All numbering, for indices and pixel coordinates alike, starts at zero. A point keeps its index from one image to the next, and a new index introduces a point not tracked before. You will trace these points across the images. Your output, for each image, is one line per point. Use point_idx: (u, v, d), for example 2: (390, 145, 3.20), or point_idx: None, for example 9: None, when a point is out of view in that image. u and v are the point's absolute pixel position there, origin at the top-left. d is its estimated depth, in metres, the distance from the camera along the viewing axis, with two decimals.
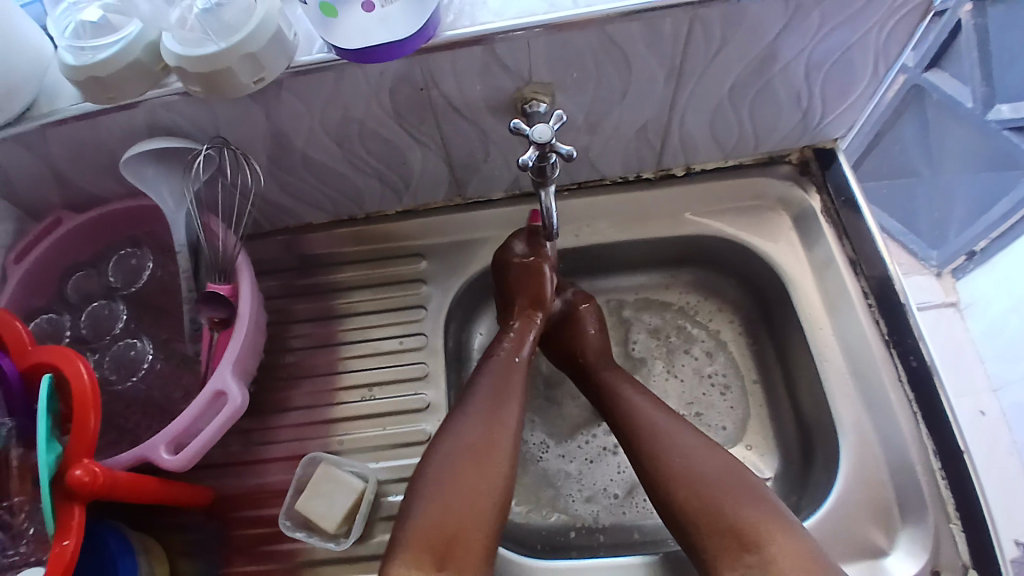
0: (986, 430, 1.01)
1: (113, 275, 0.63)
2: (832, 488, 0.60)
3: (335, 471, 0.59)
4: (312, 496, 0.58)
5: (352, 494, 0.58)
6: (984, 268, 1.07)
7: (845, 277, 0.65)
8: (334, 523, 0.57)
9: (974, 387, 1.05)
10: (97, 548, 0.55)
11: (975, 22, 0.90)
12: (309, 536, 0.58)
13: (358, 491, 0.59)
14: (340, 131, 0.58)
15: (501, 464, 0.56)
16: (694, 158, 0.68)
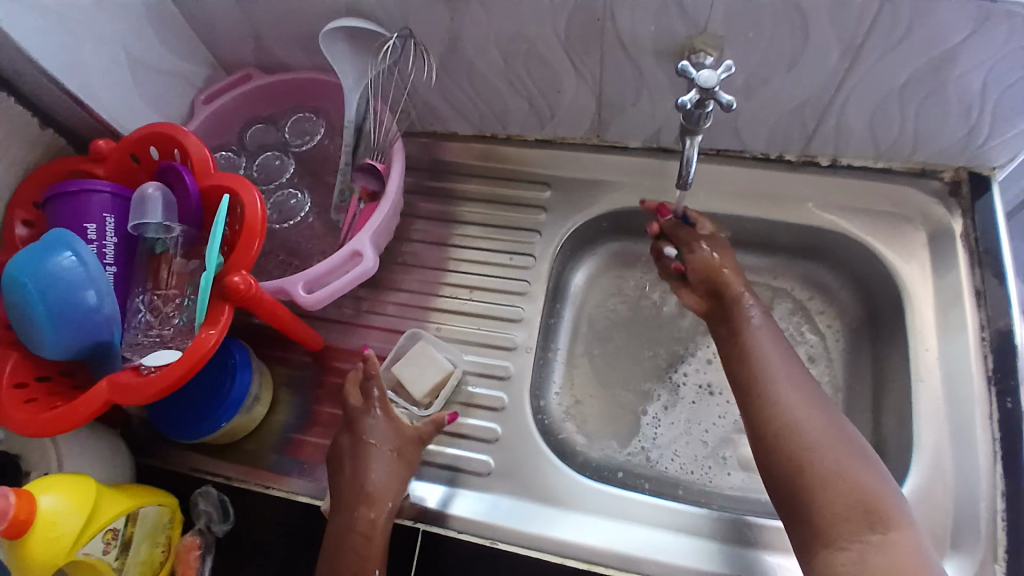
0: None
1: (289, 131, 0.71)
2: None
3: (431, 350, 0.66)
4: (407, 364, 0.65)
5: (441, 373, 0.65)
6: None
7: (968, 314, 0.63)
8: (420, 392, 0.64)
9: None
10: (221, 356, 0.64)
11: None
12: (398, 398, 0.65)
13: (446, 371, 0.65)
14: (510, 47, 0.62)
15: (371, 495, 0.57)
16: (843, 150, 0.67)
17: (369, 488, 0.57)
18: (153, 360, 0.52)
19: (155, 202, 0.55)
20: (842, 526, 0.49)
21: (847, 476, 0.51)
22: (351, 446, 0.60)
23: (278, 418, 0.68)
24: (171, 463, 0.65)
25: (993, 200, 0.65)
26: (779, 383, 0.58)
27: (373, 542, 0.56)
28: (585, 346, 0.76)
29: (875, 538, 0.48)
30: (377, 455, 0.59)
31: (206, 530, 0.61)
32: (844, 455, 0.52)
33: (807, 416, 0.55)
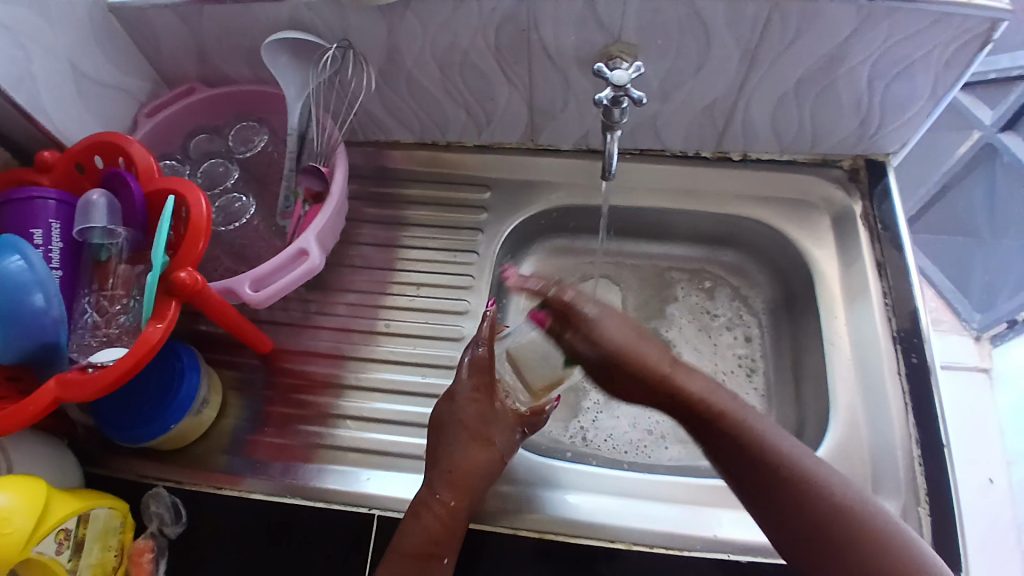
0: (994, 497, 1.14)
1: (232, 139, 0.73)
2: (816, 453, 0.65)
3: (552, 352, 0.68)
4: (528, 355, 0.68)
5: (557, 375, 0.69)
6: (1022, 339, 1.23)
7: (869, 275, 0.70)
8: (536, 386, 0.68)
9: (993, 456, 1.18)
10: (169, 359, 0.65)
11: None
12: (507, 376, 0.68)
13: (562, 375, 0.69)
14: (446, 57, 0.66)
15: (472, 487, 0.59)
16: (752, 146, 0.74)
17: (456, 475, 0.59)
18: (101, 357, 0.53)
19: (99, 208, 0.57)
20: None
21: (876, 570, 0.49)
22: (445, 418, 0.62)
23: (228, 421, 0.69)
24: (118, 472, 0.65)
25: (889, 186, 0.73)
26: (812, 463, 0.53)
27: (443, 534, 0.56)
28: None
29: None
30: (464, 442, 0.60)
31: (159, 533, 0.61)
32: (883, 533, 0.50)
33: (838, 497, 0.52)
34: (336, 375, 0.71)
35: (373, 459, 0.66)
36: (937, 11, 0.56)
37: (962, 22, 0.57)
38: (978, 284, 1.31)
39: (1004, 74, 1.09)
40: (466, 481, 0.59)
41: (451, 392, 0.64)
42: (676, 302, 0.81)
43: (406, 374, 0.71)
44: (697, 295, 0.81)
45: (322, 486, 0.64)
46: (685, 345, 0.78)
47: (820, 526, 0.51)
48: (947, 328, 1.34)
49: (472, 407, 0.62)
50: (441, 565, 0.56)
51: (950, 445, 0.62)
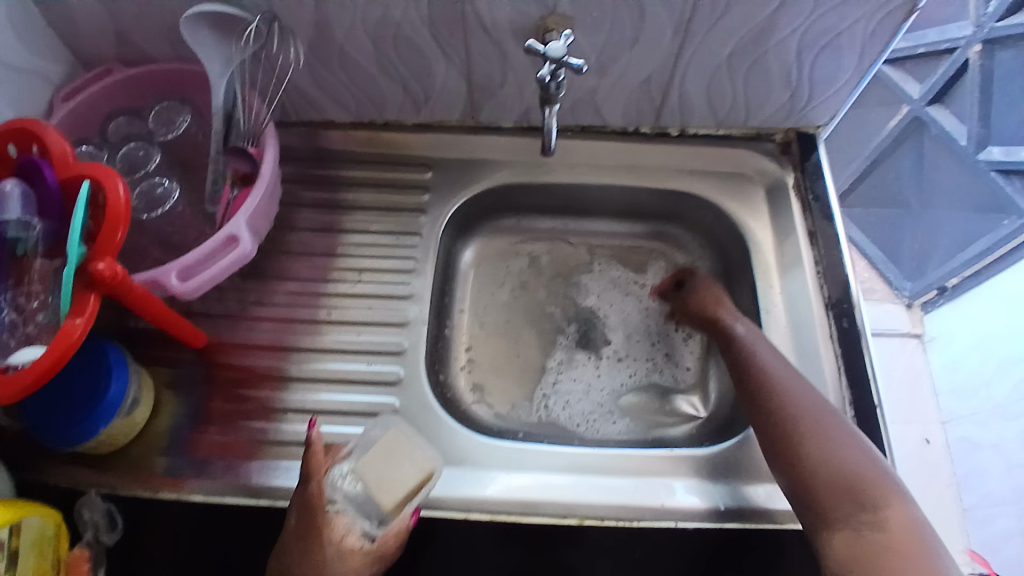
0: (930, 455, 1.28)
1: (153, 121, 0.69)
2: None
3: (406, 441, 0.59)
4: (377, 463, 0.57)
5: (420, 472, 0.57)
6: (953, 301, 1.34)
7: (802, 245, 0.72)
8: (391, 500, 0.56)
9: (928, 418, 1.32)
10: (94, 358, 0.61)
11: (982, 63, 1.07)
12: (355, 501, 0.56)
13: (426, 470, 0.58)
14: (378, 31, 0.64)
15: None
16: (689, 120, 0.75)
17: None
18: (19, 357, 0.50)
19: (13, 197, 0.55)
20: (841, 517, 0.53)
21: (870, 502, 0.53)
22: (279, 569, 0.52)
23: (163, 421, 0.66)
24: (50, 480, 0.61)
25: (819, 156, 0.76)
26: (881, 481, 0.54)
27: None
28: (478, 321, 0.79)
29: (872, 528, 0.52)
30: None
31: (96, 542, 0.58)
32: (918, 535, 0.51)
33: (850, 461, 0.55)
34: (277, 366, 0.69)
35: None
36: None
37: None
38: (909, 254, 1.40)
39: (932, 48, 1.13)
40: None
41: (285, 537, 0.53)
42: (590, 273, 0.82)
43: (349, 360, 0.69)
44: (622, 270, 0.82)
45: (270, 483, 0.63)
46: (615, 312, 0.80)
47: (835, 448, 0.56)
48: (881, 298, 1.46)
49: (309, 551, 0.52)
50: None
51: (878, 391, 0.65)
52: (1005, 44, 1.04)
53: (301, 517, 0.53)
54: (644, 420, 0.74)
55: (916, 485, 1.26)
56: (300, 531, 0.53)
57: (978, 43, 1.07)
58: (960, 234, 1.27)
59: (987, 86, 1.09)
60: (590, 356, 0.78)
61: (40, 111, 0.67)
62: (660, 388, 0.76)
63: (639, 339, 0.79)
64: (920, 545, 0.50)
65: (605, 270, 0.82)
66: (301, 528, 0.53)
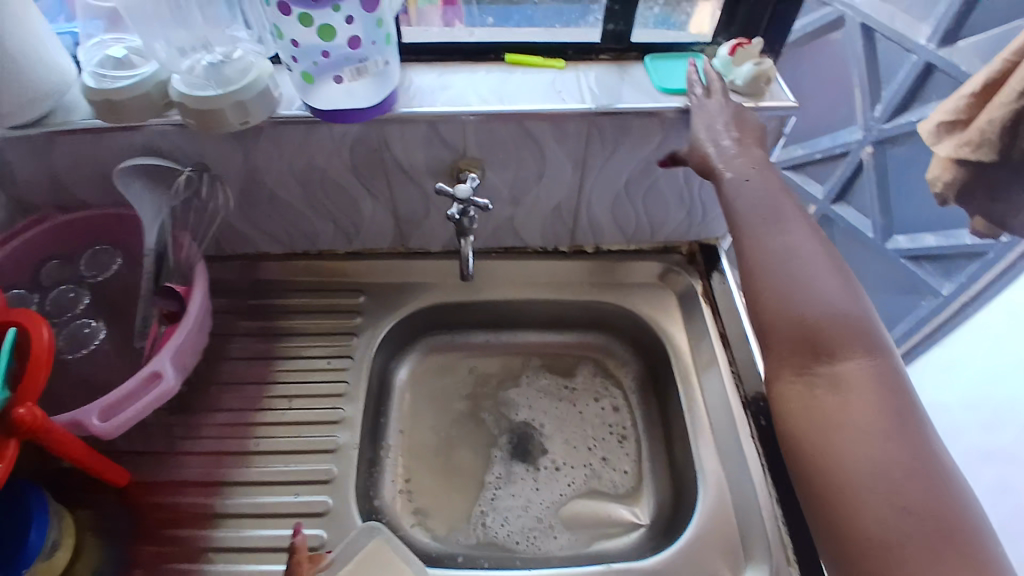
0: None
1: (85, 265, 0.72)
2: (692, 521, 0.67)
3: (388, 552, 0.61)
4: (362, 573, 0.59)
5: None
6: None
7: (716, 346, 0.76)
8: None
9: None
10: (15, 502, 0.59)
11: (877, 161, 1.24)
12: None
13: None
14: (305, 175, 0.69)
15: None
16: (602, 239, 0.82)
17: None
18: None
19: None
20: (790, 367, 0.51)
21: (830, 352, 0.50)
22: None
23: (82, 570, 0.62)
24: None
25: (723, 265, 0.81)
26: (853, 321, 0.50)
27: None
28: (415, 439, 0.80)
29: (828, 382, 0.49)
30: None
31: None
32: (889, 427, 0.46)
33: (822, 297, 0.52)
34: (205, 503, 0.67)
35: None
36: None
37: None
38: None
39: (829, 152, 1.32)
40: None
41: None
42: (517, 387, 0.84)
43: (279, 491, 0.68)
44: (550, 377, 0.85)
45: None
46: (548, 420, 0.81)
47: (792, 289, 0.53)
48: None
49: None
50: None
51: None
52: (894, 143, 1.21)
53: None
54: (584, 533, 0.73)
55: None
56: None
57: (870, 145, 1.24)
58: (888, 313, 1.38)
59: (883, 179, 1.25)
60: (528, 469, 0.78)
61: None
62: (599, 496, 0.76)
63: (575, 446, 0.79)
64: (870, 409, 0.47)
65: (533, 380, 0.85)
66: None
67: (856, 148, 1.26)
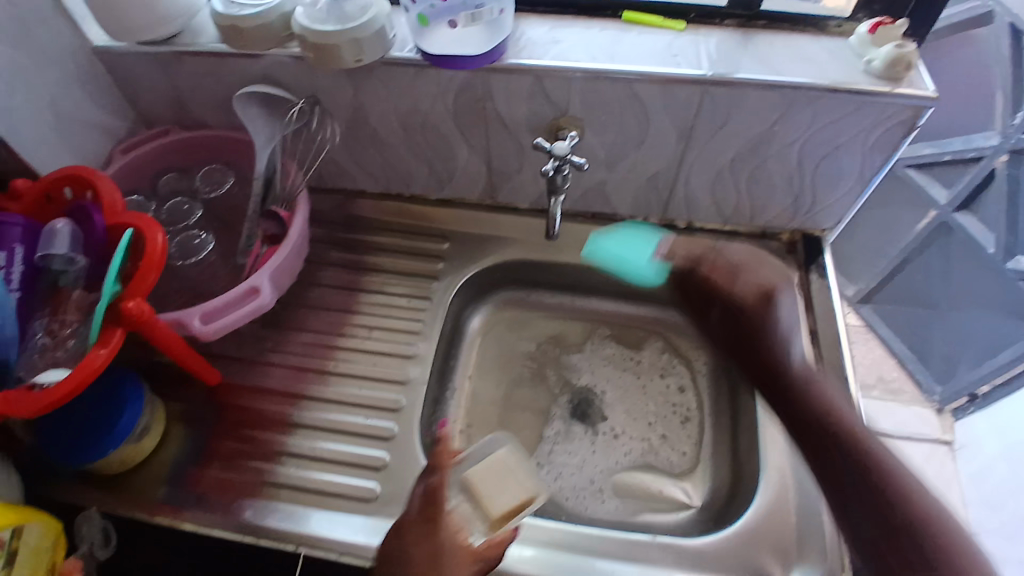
0: None
1: (198, 180, 0.78)
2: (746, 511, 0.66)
3: (517, 460, 0.63)
4: (489, 472, 0.62)
5: (527, 490, 0.62)
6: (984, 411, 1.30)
7: (803, 345, 0.73)
8: (501, 509, 0.60)
9: None
10: (112, 385, 0.67)
11: (1010, 171, 1.09)
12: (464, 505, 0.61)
13: (532, 491, 0.62)
14: (408, 118, 0.71)
15: None
16: (696, 215, 0.79)
17: None
18: (47, 377, 0.56)
19: (63, 234, 0.62)
20: None
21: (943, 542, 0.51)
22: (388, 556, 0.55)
23: (169, 451, 0.71)
24: (59, 497, 0.66)
25: (824, 261, 0.78)
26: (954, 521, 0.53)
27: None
28: (479, 387, 0.83)
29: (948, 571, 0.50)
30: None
31: (89, 556, 0.61)
32: None
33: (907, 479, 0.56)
34: (283, 412, 0.73)
35: (327, 502, 0.67)
36: (858, 99, 0.61)
37: (883, 108, 0.61)
38: (939, 356, 1.37)
39: (958, 156, 1.17)
40: None
41: (393, 527, 0.57)
42: (580, 353, 0.85)
43: (350, 412, 0.73)
44: (616, 347, 0.85)
45: (265, 523, 0.65)
46: (611, 389, 0.82)
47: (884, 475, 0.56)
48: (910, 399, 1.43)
49: (423, 552, 0.54)
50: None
51: (874, 496, 0.64)
52: None
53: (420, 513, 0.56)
54: (633, 502, 0.73)
55: None
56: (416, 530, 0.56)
57: (1005, 154, 1.09)
58: (980, 344, 1.26)
59: (1013, 194, 1.09)
60: (587, 430, 0.79)
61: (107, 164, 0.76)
62: (652, 470, 0.76)
63: (636, 417, 0.80)
64: None
65: (597, 348, 0.85)
66: (418, 521, 0.56)
67: (990, 154, 1.11)
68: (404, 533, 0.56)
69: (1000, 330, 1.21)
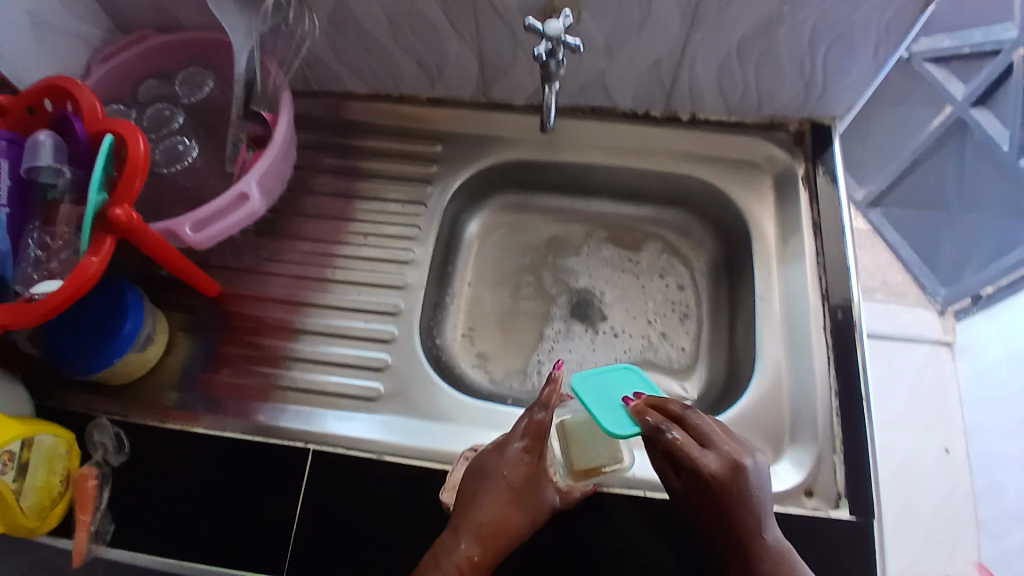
0: (948, 467, 1.21)
1: (179, 86, 0.74)
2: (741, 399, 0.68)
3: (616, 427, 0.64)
4: (589, 426, 0.64)
5: (613, 457, 0.62)
6: (987, 315, 1.24)
7: (805, 237, 0.71)
8: (586, 462, 0.62)
9: (950, 427, 1.25)
10: (113, 298, 0.67)
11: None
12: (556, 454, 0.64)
13: (618, 460, 0.62)
14: (393, 7, 0.66)
15: (518, 528, 0.57)
16: (700, 107, 0.75)
17: (488, 528, 0.56)
18: (43, 288, 0.57)
19: (46, 147, 0.60)
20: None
21: None
22: (481, 468, 0.58)
23: (175, 359, 0.72)
24: (70, 405, 0.68)
25: (834, 151, 0.75)
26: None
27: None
28: (479, 291, 0.83)
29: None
30: (494, 494, 0.57)
31: (104, 462, 0.64)
32: None
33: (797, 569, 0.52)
34: (287, 319, 0.73)
35: (336, 402, 0.69)
36: None
37: None
38: (945, 261, 1.35)
39: (978, 49, 1.14)
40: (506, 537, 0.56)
41: (494, 444, 0.60)
42: (577, 256, 0.84)
43: (350, 317, 0.73)
44: (613, 249, 0.84)
45: (277, 424, 0.67)
46: (610, 290, 0.82)
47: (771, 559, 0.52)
48: (914, 301, 1.37)
49: (516, 473, 0.58)
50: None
51: (867, 383, 0.65)
52: None
53: (526, 439, 0.59)
54: None
55: (926, 499, 1.19)
56: (512, 453, 0.58)
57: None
58: (995, 245, 1.23)
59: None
60: (587, 329, 0.80)
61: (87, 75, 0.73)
62: (650, 365, 0.77)
63: (635, 316, 0.80)
64: None
65: (594, 250, 0.84)
66: (519, 440, 0.59)
67: (1009, 48, 1.08)
68: (501, 456, 0.58)
69: (1007, 235, 1.21)
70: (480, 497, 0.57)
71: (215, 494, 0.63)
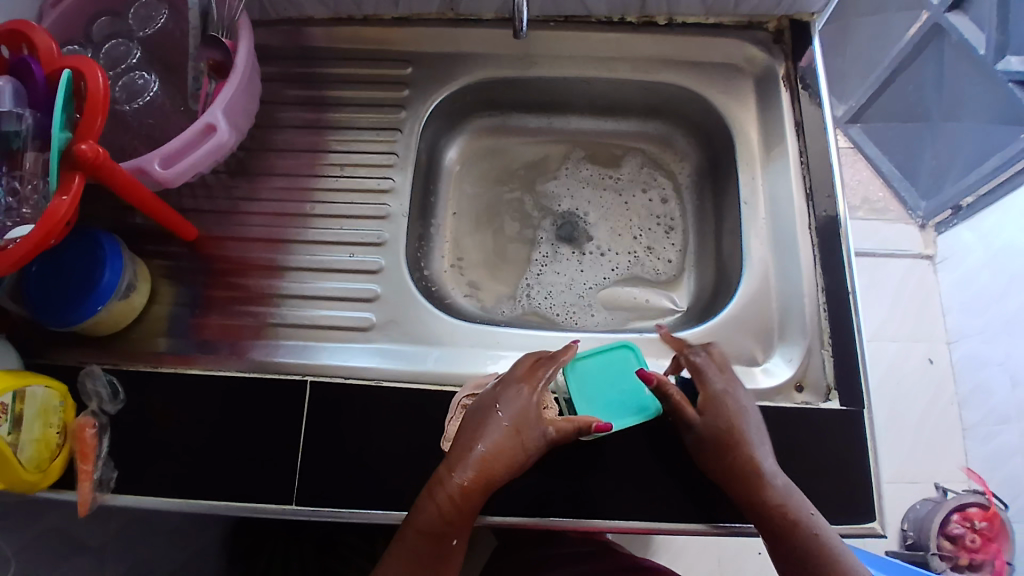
0: (932, 374, 1.24)
1: (131, 19, 0.70)
2: (730, 303, 0.68)
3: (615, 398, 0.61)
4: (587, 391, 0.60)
5: None
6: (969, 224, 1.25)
7: (788, 136, 0.70)
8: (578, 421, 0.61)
9: (933, 337, 1.27)
10: (91, 248, 0.64)
11: None
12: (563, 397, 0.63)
13: None
14: None
15: (507, 471, 0.54)
16: (676, 9, 0.72)
17: (474, 465, 0.53)
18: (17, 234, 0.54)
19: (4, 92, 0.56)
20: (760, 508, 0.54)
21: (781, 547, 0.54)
22: (483, 405, 0.57)
23: (161, 306, 0.70)
24: (61, 360, 0.66)
25: (813, 46, 0.73)
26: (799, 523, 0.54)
27: (454, 515, 0.53)
28: (462, 220, 0.82)
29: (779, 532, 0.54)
30: (494, 428, 0.54)
31: (100, 412, 0.63)
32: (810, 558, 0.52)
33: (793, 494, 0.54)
34: (269, 256, 0.71)
35: (329, 335, 0.68)
36: None
37: None
38: (926, 172, 1.33)
39: None
40: (492, 479, 0.54)
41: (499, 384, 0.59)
42: (557, 179, 0.84)
43: (334, 250, 0.72)
44: (591, 167, 0.84)
45: (272, 359, 0.66)
46: (594, 209, 0.82)
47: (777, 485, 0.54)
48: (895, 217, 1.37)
49: (510, 415, 0.55)
50: (451, 546, 0.53)
51: (853, 276, 0.65)
52: None
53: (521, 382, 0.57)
54: (622, 312, 0.76)
55: (912, 407, 1.23)
56: (510, 393, 0.57)
57: None
58: (978, 149, 1.22)
59: None
60: (574, 251, 0.80)
61: (29, 16, 0.69)
62: (639, 280, 0.78)
63: (621, 233, 0.81)
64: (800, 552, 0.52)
65: (574, 169, 0.84)
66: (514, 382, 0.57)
67: None
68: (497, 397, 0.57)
69: (996, 135, 1.18)
70: (473, 435, 0.55)
71: (219, 432, 0.62)
